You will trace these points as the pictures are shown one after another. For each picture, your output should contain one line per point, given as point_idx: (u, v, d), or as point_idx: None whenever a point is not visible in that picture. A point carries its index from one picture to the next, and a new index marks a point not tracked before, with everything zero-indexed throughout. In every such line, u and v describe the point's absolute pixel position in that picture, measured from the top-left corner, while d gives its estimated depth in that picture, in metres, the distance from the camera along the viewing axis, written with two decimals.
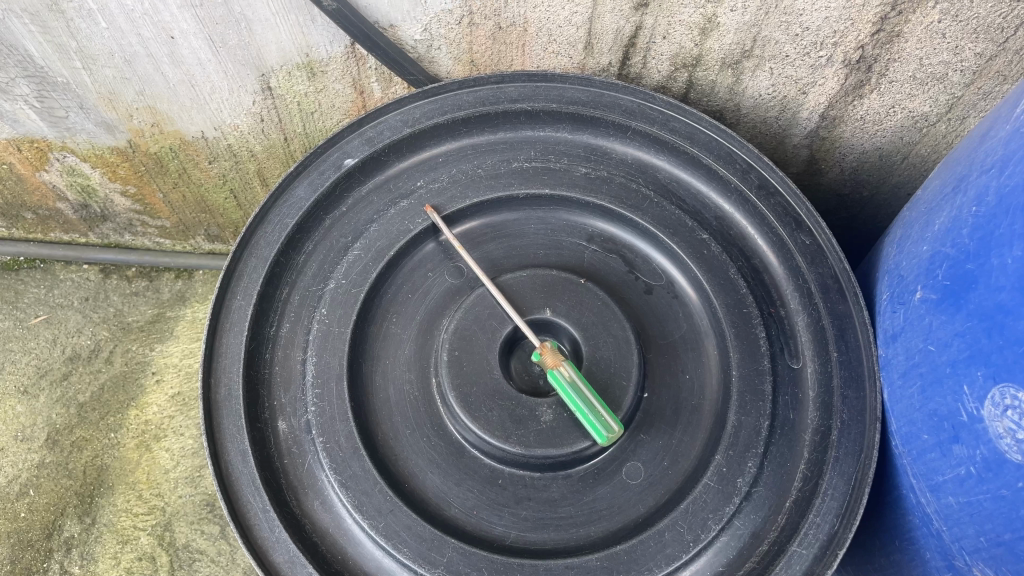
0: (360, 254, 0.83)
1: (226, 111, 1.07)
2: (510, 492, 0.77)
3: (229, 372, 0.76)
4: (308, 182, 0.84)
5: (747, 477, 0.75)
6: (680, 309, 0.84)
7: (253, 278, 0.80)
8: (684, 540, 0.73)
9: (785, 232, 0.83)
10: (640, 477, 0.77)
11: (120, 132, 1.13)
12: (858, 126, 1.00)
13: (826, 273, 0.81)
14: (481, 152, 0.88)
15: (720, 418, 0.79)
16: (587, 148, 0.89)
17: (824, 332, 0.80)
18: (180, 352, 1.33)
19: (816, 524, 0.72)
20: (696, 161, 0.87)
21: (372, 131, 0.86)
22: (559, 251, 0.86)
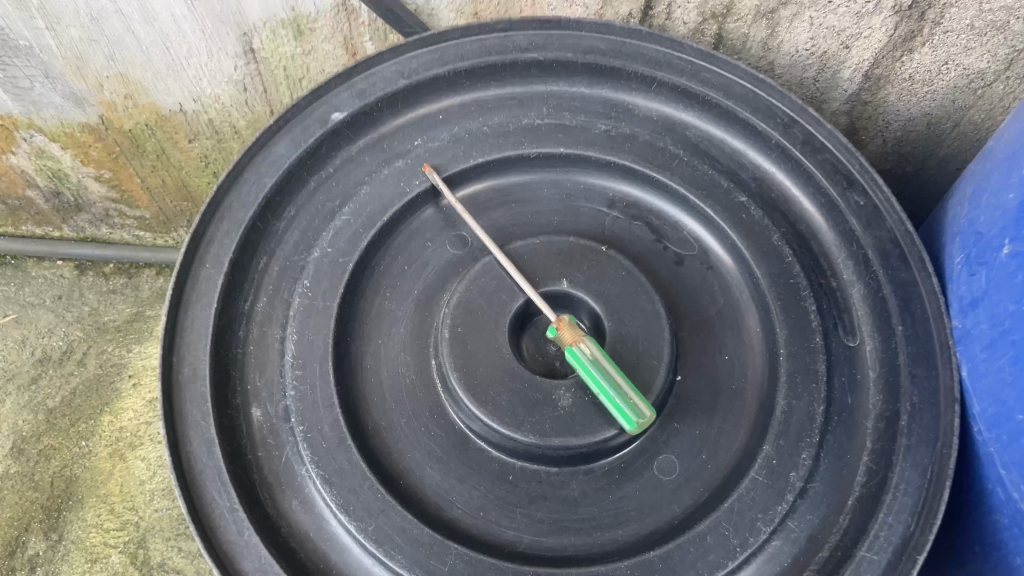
0: (349, 220, 0.72)
1: (205, 79, 0.97)
2: (521, 491, 0.65)
3: (194, 350, 0.65)
4: (290, 138, 0.73)
5: (801, 471, 0.64)
6: (715, 282, 0.74)
7: (225, 244, 0.69)
8: (729, 545, 0.62)
9: (836, 193, 0.73)
10: (673, 472, 0.66)
11: (91, 106, 1.02)
12: (906, 86, 0.90)
13: (884, 237, 0.71)
14: (486, 108, 0.78)
15: (766, 404, 0.68)
16: (606, 104, 0.78)
17: (885, 304, 0.69)
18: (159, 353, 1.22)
19: (887, 525, 0.61)
20: (731, 116, 0.76)
21: (362, 83, 0.76)
22: (576, 218, 0.76)
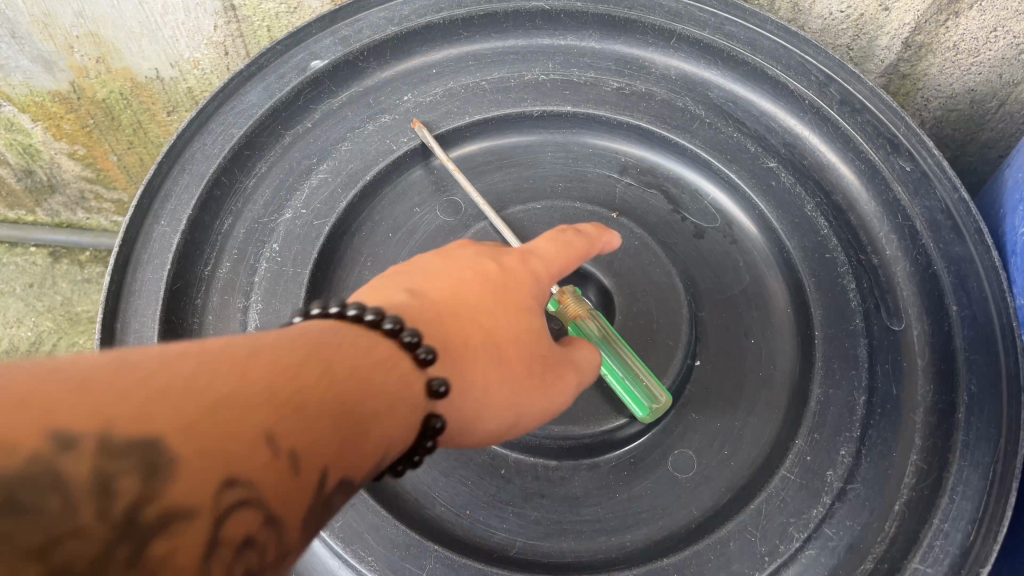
0: (326, 179, 0.64)
1: (182, 41, 0.90)
2: (515, 487, 0.57)
3: (142, 317, 0.58)
4: (263, 87, 0.66)
5: (839, 470, 0.55)
6: (739, 257, 0.65)
7: (185, 199, 0.61)
8: (756, 554, 0.53)
9: (878, 157, 0.64)
10: (691, 469, 0.58)
11: (61, 71, 0.94)
12: (949, 57, 0.82)
13: (934, 207, 0.62)
14: (485, 62, 0.69)
15: (800, 395, 0.59)
16: (619, 60, 0.70)
17: (937, 282, 0.60)
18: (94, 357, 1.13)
19: (944, 533, 0.51)
20: (760, 74, 0.68)
21: (347, 30, 0.68)
22: (584, 184, 0.67)
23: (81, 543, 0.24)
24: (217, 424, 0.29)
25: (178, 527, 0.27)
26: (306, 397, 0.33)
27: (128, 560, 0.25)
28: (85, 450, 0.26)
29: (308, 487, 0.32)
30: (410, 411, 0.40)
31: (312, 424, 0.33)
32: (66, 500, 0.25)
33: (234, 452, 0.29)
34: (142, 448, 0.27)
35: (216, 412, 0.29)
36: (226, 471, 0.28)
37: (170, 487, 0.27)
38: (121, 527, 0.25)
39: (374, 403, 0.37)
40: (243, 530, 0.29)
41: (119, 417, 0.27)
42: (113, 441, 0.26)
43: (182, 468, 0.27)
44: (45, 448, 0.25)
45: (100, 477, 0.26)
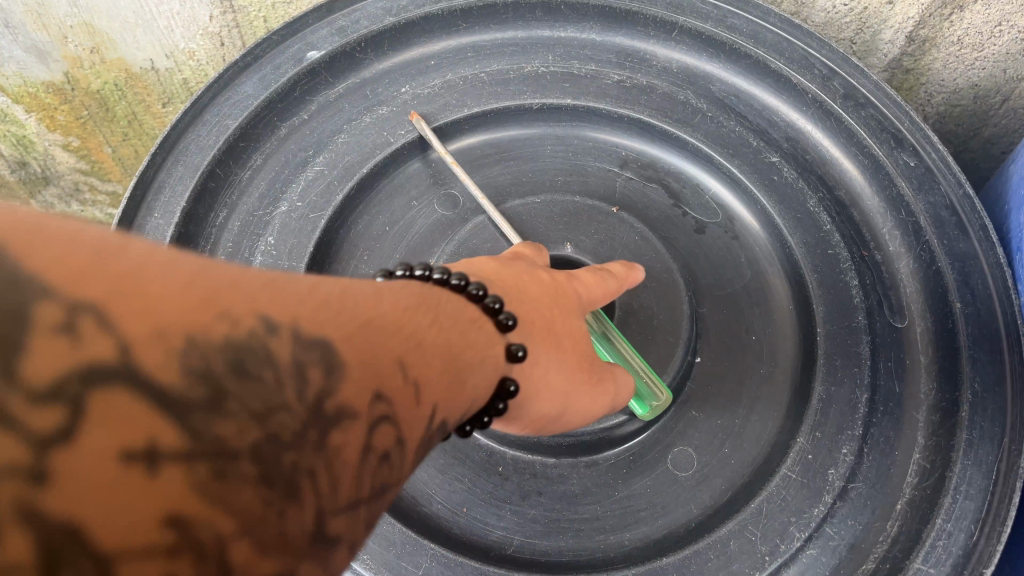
0: (323, 171, 0.63)
1: (177, 31, 0.89)
2: (513, 484, 0.57)
3: None
4: (259, 78, 0.65)
5: (841, 469, 0.54)
6: (741, 252, 0.65)
7: (179, 191, 0.61)
8: (756, 553, 0.53)
9: (882, 152, 0.63)
10: (691, 467, 0.57)
11: (55, 62, 0.93)
12: (953, 51, 0.81)
13: (938, 203, 0.61)
14: (484, 54, 0.69)
15: (802, 392, 0.58)
16: (619, 52, 0.69)
17: (941, 279, 0.59)
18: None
19: (947, 533, 0.51)
20: (762, 67, 0.66)
21: (343, 20, 0.67)
22: (584, 178, 0.67)
23: (285, 417, 0.27)
24: (368, 343, 0.32)
25: (349, 422, 0.29)
26: (424, 342, 0.36)
27: (314, 441, 0.28)
28: (286, 335, 0.28)
29: (426, 417, 0.35)
30: (491, 368, 0.43)
31: (431, 362, 0.36)
32: (278, 376, 0.27)
33: (381, 372, 0.32)
34: (322, 346, 0.29)
35: (366, 334, 0.32)
36: (377, 385, 0.31)
37: (345, 386, 0.29)
38: (311, 410, 0.28)
39: (468, 358, 0.40)
40: (383, 441, 0.32)
41: (305, 315, 0.30)
42: (304, 337, 0.29)
43: (351, 373, 0.30)
44: (259, 330, 0.27)
45: (301, 364, 0.28)
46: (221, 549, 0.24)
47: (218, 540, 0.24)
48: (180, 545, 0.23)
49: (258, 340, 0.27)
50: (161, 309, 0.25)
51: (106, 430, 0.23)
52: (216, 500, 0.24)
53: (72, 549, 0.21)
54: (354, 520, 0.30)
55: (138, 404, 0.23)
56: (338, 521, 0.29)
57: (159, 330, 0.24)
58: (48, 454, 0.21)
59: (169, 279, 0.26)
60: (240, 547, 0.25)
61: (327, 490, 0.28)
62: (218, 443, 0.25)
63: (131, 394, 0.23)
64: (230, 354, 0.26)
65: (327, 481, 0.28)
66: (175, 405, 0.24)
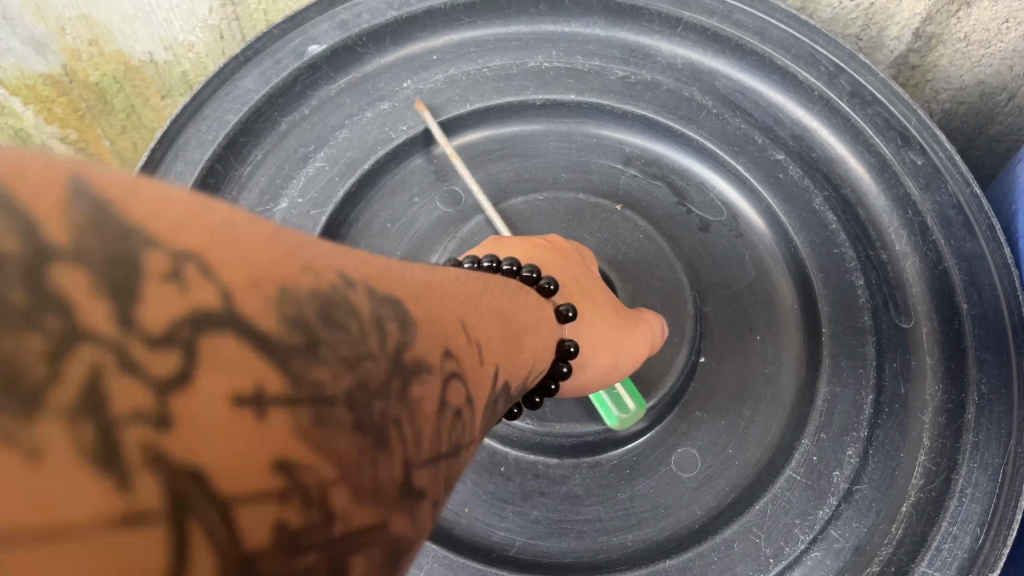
0: (324, 167, 0.63)
1: (177, 23, 0.88)
2: (515, 485, 0.57)
3: None
4: (259, 72, 0.64)
5: (846, 471, 0.54)
6: (745, 250, 0.64)
7: (179, 186, 0.60)
8: (760, 556, 0.52)
9: (888, 151, 0.62)
10: (694, 468, 0.57)
11: (53, 54, 0.93)
12: (960, 48, 0.80)
13: (945, 202, 0.60)
14: (486, 49, 0.68)
15: (806, 393, 0.58)
16: (624, 48, 0.68)
17: (948, 279, 0.58)
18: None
19: (953, 536, 0.50)
20: (768, 63, 0.66)
21: (345, 14, 0.66)
22: (587, 176, 0.66)
23: (373, 364, 0.23)
24: (426, 303, 0.29)
25: (425, 376, 0.26)
26: (475, 309, 0.35)
27: (399, 391, 0.24)
28: (362, 289, 0.25)
29: (486, 379, 0.32)
30: (548, 333, 0.45)
31: (484, 325, 0.34)
32: (363, 325, 0.24)
33: (445, 328, 0.29)
34: (394, 300, 0.26)
35: (423, 295, 0.29)
36: (444, 342, 0.28)
37: (418, 339, 0.26)
38: (392, 359, 0.24)
39: (519, 321, 0.40)
40: (456, 399, 0.28)
41: (369, 274, 0.26)
42: (376, 293, 0.25)
43: (422, 328, 0.27)
44: (339, 283, 0.24)
45: (379, 316, 0.25)
46: (331, 498, 0.20)
47: (328, 485, 0.21)
48: (290, 491, 0.19)
49: (340, 290, 0.23)
50: (248, 253, 0.21)
51: (215, 367, 0.19)
52: (316, 447, 0.21)
53: (193, 499, 0.17)
54: (438, 480, 0.26)
55: (240, 346, 0.20)
56: (424, 476, 0.25)
57: (251, 275, 0.21)
58: (164, 396, 0.17)
59: (246, 227, 0.23)
60: (346, 495, 0.21)
61: (415, 443, 0.25)
62: (320, 387, 0.21)
63: (235, 334, 0.20)
64: (321, 301, 0.22)
65: (413, 434, 0.25)
66: (276, 348, 0.20)
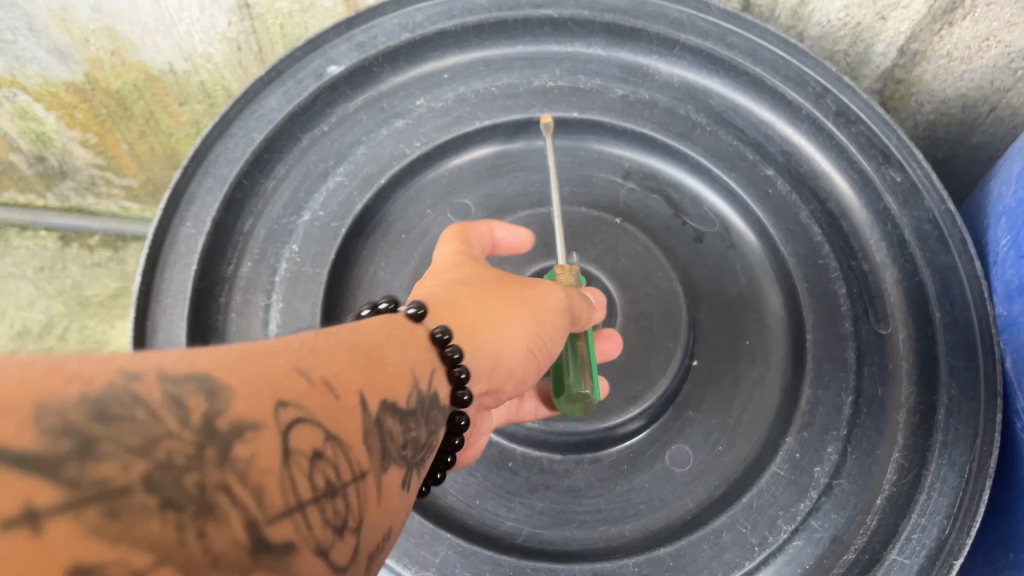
0: (343, 181, 0.67)
1: (196, 36, 0.92)
2: (521, 479, 0.62)
3: (170, 315, 0.60)
4: (282, 92, 0.68)
5: (827, 466, 0.59)
6: (737, 261, 0.69)
7: (208, 201, 0.64)
8: (747, 544, 0.57)
9: (870, 168, 0.67)
10: (687, 463, 0.61)
11: (76, 64, 0.97)
12: (943, 64, 0.84)
13: (922, 217, 0.65)
14: (494, 69, 0.72)
15: (791, 395, 0.62)
16: (625, 67, 0.73)
17: (922, 289, 0.63)
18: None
19: (922, 527, 0.55)
20: (759, 83, 0.70)
21: (362, 36, 0.70)
22: (589, 189, 0.71)
23: (176, 443, 0.26)
24: (254, 367, 0.32)
25: (251, 434, 0.29)
26: (324, 344, 0.37)
27: (213, 457, 0.27)
28: (150, 377, 0.27)
29: (353, 412, 0.35)
30: (421, 345, 0.43)
31: (336, 359, 0.36)
32: (150, 411, 0.26)
33: (276, 381, 0.32)
34: (195, 376, 0.29)
35: (252, 361, 0.32)
36: (275, 395, 0.31)
37: (237, 405, 0.29)
38: (198, 431, 0.27)
39: (383, 351, 0.40)
40: (305, 443, 0.31)
41: (167, 356, 0.29)
42: (170, 375, 0.28)
43: (236, 392, 0.30)
44: (118, 380, 0.26)
45: (176, 396, 0.28)
46: None
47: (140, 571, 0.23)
48: None
49: (120, 386, 0.26)
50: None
51: None
52: (118, 539, 0.23)
53: None
54: (304, 525, 0.29)
55: (10, 477, 0.22)
56: (281, 526, 0.28)
57: (9, 406, 0.23)
58: None
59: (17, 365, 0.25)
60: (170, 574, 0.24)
61: (265, 500, 0.28)
62: (107, 482, 0.24)
63: None
64: (94, 405, 0.25)
65: (259, 492, 0.28)
66: (42, 464, 0.23)
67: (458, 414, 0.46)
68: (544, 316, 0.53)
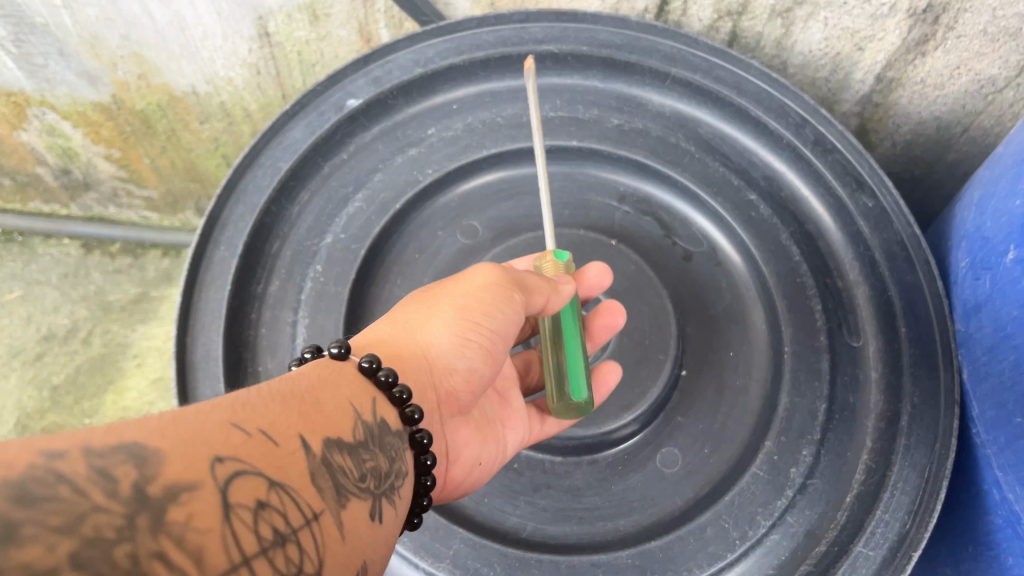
0: (362, 207, 0.73)
1: (218, 61, 0.98)
2: (526, 479, 0.69)
3: (208, 331, 0.67)
4: (305, 124, 0.74)
5: (801, 467, 0.65)
6: (723, 279, 0.75)
7: (240, 226, 0.71)
8: (729, 538, 0.63)
9: (845, 194, 0.73)
10: (676, 464, 0.68)
11: (104, 85, 1.03)
12: (917, 90, 0.90)
13: (891, 240, 0.71)
14: (500, 99, 0.78)
15: (770, 402, 0.69)
16: (620, 98, 0.79)
17: (890, 305, 0.69)
18: (163, 334, 1.26)
19: (885, 522, 0.61)
20: (743, 114, 0.76)
21: (378, 70, 0.76)
22: (587, 212, 0.78)
23: (102, 516, 0.31)
24: (184, 433, 0.37)
25: (182, 498, 0.34)
26: (253, 403, 0.42)
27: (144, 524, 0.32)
28: (74, 455, 0.32)
29: (283, 459, 0.40)
30: (353, 383, 0.49)
31: (264, 415, 0.42)
32: (74, 489, 0.31)
33: (209, 444, 0.37)
34: (125, 450, 0.34)
35: (185, 427, 0.37)
36: (207, 458, 0.36)
37: (166, 473, 0.34)
38: (129, 503, 0.32)
39: (315, 393, 0.46)
40: (240, 497, 0.36)
41: (97, 434, 0.34)
42: (97, 450, 0.33)
43: (168, 460, 0.35)
44: (40, 461, 0.31)
45: (103, 469, 0.32)
46: None
47: None
48: None
49: (42, 468, 0.31)
50: None
51: None
52: None
53: None
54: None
55: None
56: None
57: None
58: None
59: None
60: None
61: (205, 563, 0.32)
62: (31, 564, 0.28)
63: None
64: (16, 490, 0.29)
65: (199, 557, 0.32)
66: None
67: (417, 432, 0.51)
68: (463, 300, 0.60)
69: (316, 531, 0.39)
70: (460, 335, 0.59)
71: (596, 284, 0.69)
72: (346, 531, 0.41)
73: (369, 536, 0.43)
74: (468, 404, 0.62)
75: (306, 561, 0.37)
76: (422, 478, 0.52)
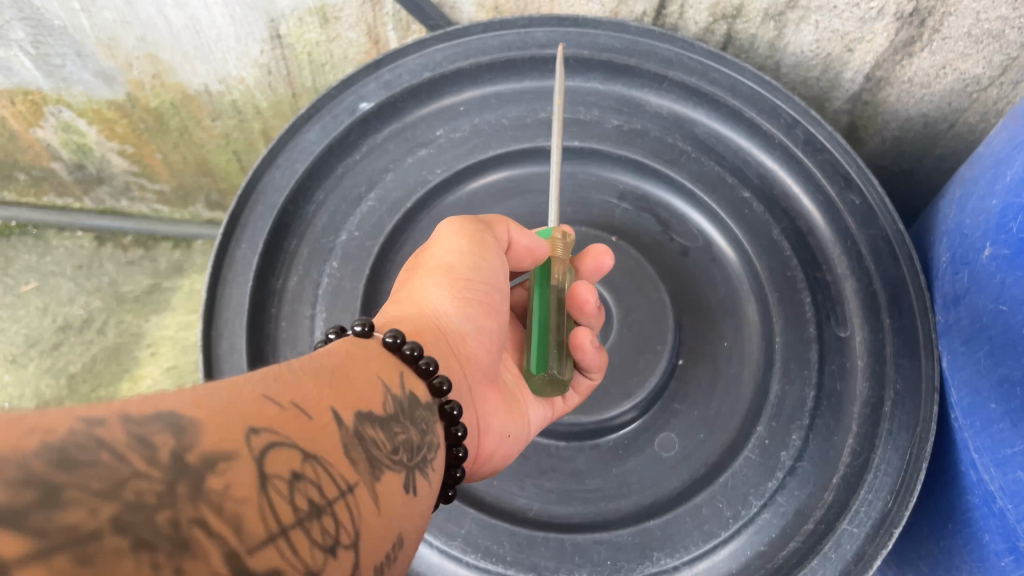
0: (375, 206, 0.77)
1: (230, 62, 1.01)
2: (532, 463, 0.73)
3: (233, 325, 0.72)
4: (320, 126, 0.78)
5: (791, 450, 0.69)
6: (718, 273, 0.79)
7: (260, 225, 0.75)
8: (723, 516, 0.68)
9: (833, 192, 0.76)
10: (673, 448, 0.72)
11: (119, 84, 1.07)
12: (905, 88, 0.93)
13: (877, 236, 0.74)
14: (505, 101, 0.81)
15: (762, 388, 0.73)
16: (619, 99, 0.82)
17: (875, 297, 0.73)
18: (176, 324, 1.28)
19: (868, 501, 0.66)
20: (737, 115, 0.79)
21: (389, 74, 0.80)
22: (588, 208, 0.82)
23: (143, 483, 0.30)
24: (220, 404, 0.37)
25: (222, 467, 0.34)
26: (283, 378, 0.43)
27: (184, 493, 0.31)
28: (113, 422, 0.32)
29: (316, 431, 0.40)
30: (381, 359, 0.51)
31: (296, 390, 0.43)
32: (114, 455, 0.31)
33: (246, 415, 0.38)
34: (163, 419, 0.34)
35: (219, 399, 0.38)
36: (243, 429, 0.36)
37: (205, 442, 0.34)
38: (174, 471, 0.32)
39: (343, 368, 0.48)
40: (279, 468, 0.36)
41: (135, 403, 0.34)
42: (135, 418, 0.33)
43: (206, 430, 0.35)
44: (78, 427, 0.31)
45: (143, 436, 0.32)
46: None
47: None
48: None
49: (81, 434, 0.30)
50: None
51: None
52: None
53: None
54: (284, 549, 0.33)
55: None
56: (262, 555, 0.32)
57: None
58: None
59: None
60: None
61: (244, 531, 0.32)
62: (75, 529, 0.27)
63: None
64: (56, 455, 0.29)
65: (238, 526, 0.32)
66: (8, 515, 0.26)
67: (446, 404, 0.54)
68: (448, 265, 0.64)
69: (350, 503, 0.39)
70: (454, 290, 0.63)
71: (598, 265, 0.71)
72: (375, 506, 0.41)
73: (397, 509, 0.44)
74: (490, 368, 0.66)
75: (341, 533, 0.37)
76: (455, 450, 0.55)
